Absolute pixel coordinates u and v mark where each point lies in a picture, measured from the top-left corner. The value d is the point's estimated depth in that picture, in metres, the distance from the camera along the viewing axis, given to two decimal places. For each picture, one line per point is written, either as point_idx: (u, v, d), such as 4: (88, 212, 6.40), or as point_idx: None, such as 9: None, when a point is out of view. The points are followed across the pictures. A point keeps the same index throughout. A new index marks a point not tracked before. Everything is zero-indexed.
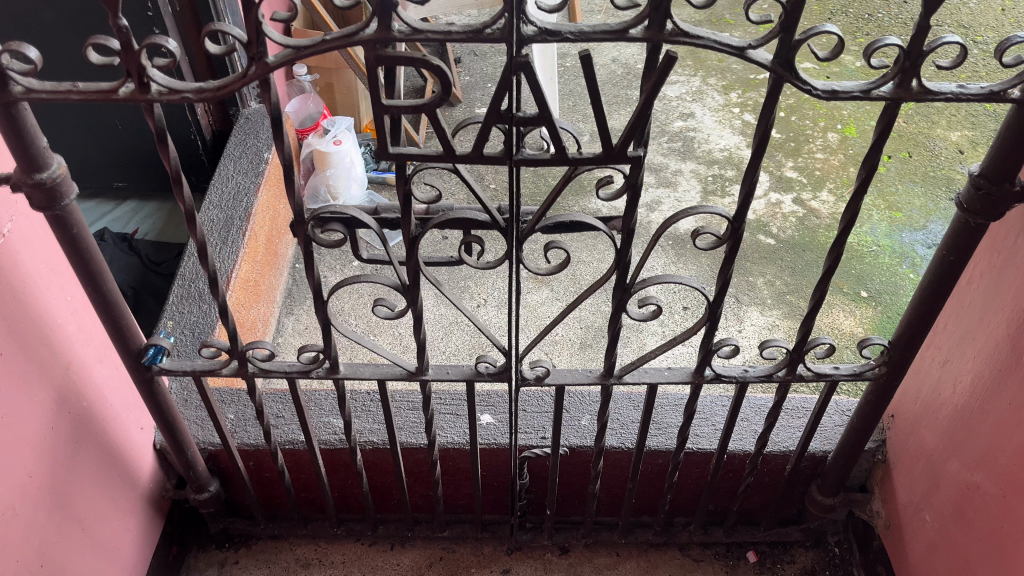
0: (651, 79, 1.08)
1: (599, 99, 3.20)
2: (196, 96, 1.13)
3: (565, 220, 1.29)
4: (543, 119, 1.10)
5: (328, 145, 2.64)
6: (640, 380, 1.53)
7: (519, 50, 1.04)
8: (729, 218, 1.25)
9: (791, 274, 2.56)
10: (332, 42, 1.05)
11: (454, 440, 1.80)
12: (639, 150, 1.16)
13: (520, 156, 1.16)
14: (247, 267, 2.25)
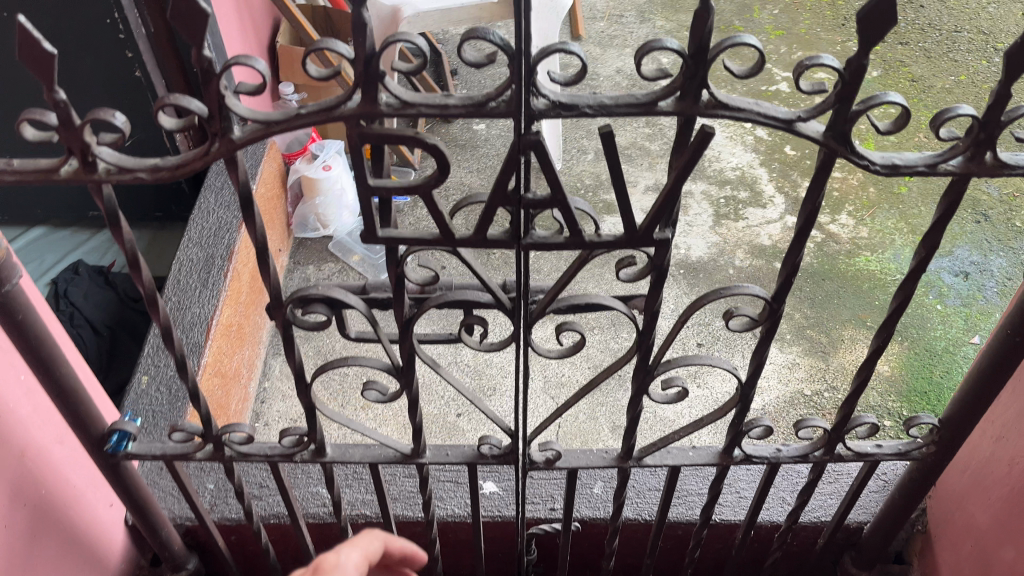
0: (682, 157, 0.92)
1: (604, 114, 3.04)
2: (149, 176, 0.96)
3: (578, 300, 1.13)
4: (556, 200, 0.95)
5: (316, 170, 2.49)
6: (661, 462, 1.38)
7: (528, 126, 0.89)
8: (767, 298, 1.10)
9: (811, 306, 2.41)
10: (308, 118, 0.89)
11: (454, 512, 1.65)
12: (666, 231, 1.01)
13: (529, 239, 1.00)
14: (230, 310, 2.10)
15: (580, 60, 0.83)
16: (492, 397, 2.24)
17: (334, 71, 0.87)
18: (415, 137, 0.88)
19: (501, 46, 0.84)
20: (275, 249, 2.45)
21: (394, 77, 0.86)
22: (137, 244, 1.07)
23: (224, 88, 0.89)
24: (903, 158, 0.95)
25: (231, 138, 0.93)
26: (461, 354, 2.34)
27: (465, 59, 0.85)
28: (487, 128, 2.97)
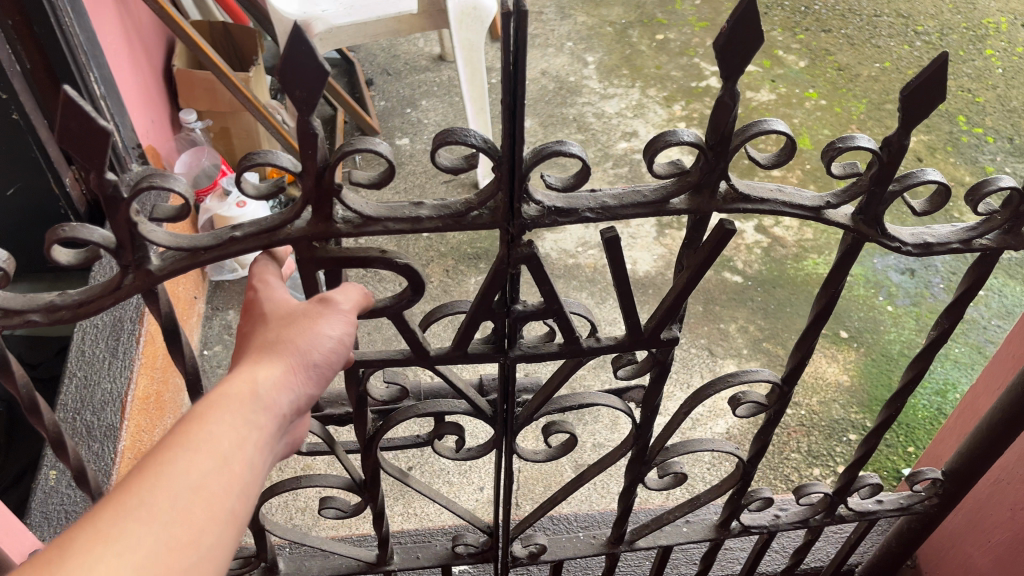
0: (702, 251, 0.85)
1: (533, 121, 2.88)
2: (45, 318, 0.78)
3: (566, 402, 1.00)
4: (551, 310, 0.83)
5: (230, 208, 2.24)
6: (653, 542, 1.37)
7: (517, 237, 0.76)
8: (776, 381, 1.08)
9: (765, 317, 2.33)
10: (248, 242, 0.73)
11: None
12: (674, 331, 0.96)
13: (517, 351, 0.89)
14: (145, 379, 1.87)
15: (583, 161, 0.69)
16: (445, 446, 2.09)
17: (276, 186, 0.71)
18: (381, 257, 0.75)
19: (484, 150, 0.68)
20: (190, 298, 2.23)
21: (353, 189, 0.71)
22: (33, 384, 0.88)
23: (138, 214, 0.71)
24: (933, 233, 0.92)
25: (152, 266, 0.76)
26: None
27: (441, 167, 0.70)
28: (412, 143, 2.79)
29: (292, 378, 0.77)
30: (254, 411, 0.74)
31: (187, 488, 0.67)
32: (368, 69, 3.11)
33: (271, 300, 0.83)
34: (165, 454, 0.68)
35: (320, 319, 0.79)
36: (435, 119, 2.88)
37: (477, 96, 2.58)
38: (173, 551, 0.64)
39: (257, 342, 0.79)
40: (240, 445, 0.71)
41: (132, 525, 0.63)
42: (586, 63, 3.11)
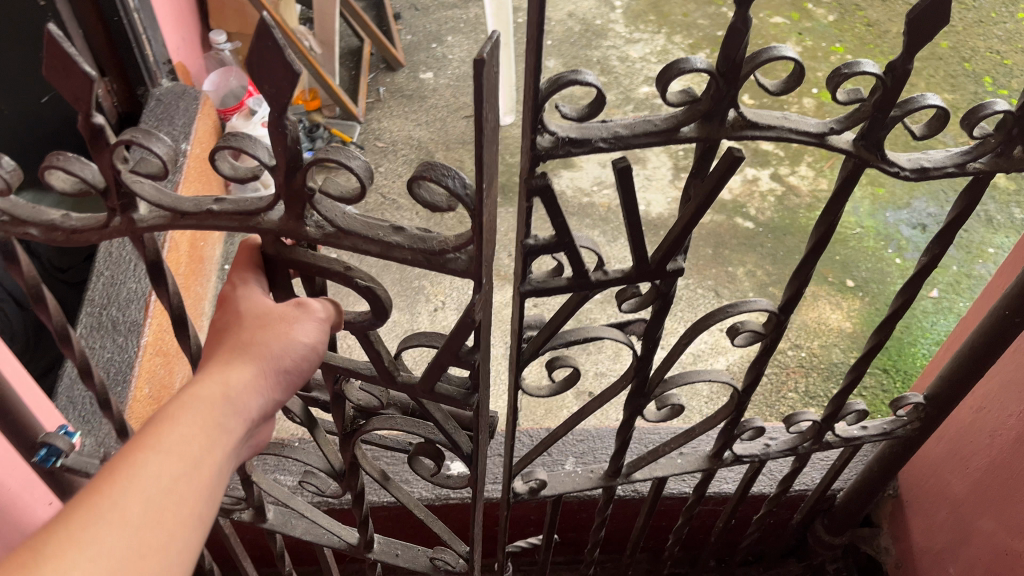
0: (704, 185, 0.80)
1: (556, 61, 2.91)
2: (40, 235, 0.81)
3: (575, 336, 1.00)
4: (562, 243, 0.82)
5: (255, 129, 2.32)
6: (650, 475, 1.30)
7: (533, 169, 0.75)
8: (776, 311, 1.02)
9: (773, 262, 2.37)
10: (222, 214, 0.75)
11: (422, 495, 1.55)
12: (680, 260, 0.89)
13: (527, 286, 0.86)
14: (169, 284, 1.94)
15: (596, 92, 0.69)
16: None
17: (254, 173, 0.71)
18: (342, 273, 0.76)
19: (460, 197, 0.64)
20: None
21: (321, 196, 0.71)
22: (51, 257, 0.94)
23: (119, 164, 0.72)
24: (930, 159, 0.88)
25: (136, 216, 0.78)
26: (417, 322, 2.24)
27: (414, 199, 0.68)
28: (434, 77, 2.82)
29: (262, 382, 0.79)
30: (223, 414, 0.77)
31: (160, 493, 0.70)
32: (396, 3, 3.14)
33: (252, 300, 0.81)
34: (138, 457, 0.71)
35: (295, 326, 0.81)
36: (460, 54, 2.91)
37: (502, 33, 2.61)
38: (143, 557, 0.67)
39: (227, 341, 0.80)
40: (210, 448, 0.75)
41: (106, 529, 0.66)
42: (613, 7, 3.13)
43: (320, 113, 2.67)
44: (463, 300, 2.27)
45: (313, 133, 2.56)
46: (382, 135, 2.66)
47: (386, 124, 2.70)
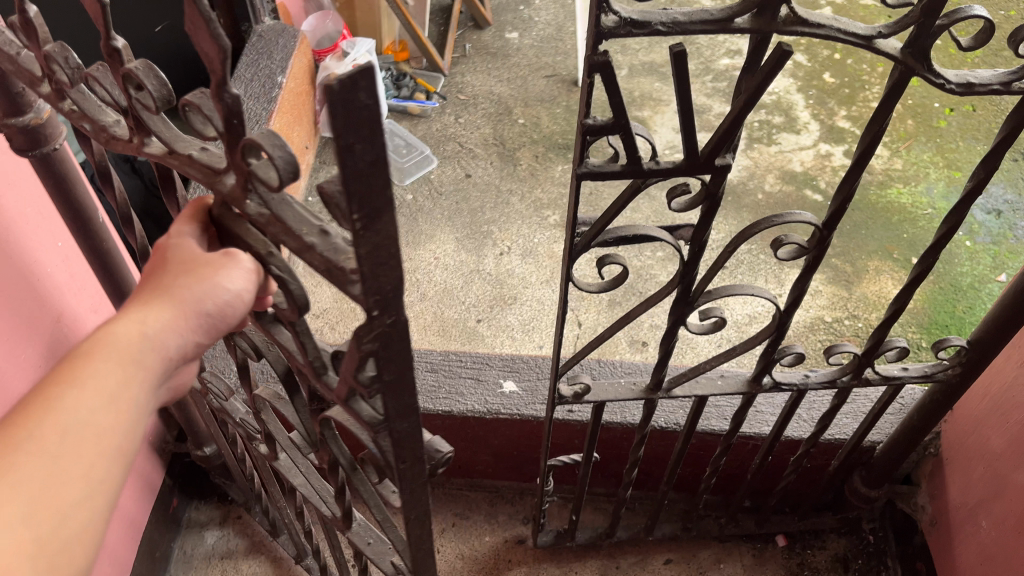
0: (753, 80, 0.87)
1: (640, 30, 2.98)
2: (97, 134, 0.91)
3: (622, 232, 1.06)
4: (619, 126, 0.88)
5: (346, 69, 2.44)
6: (690, 391, 1.36)
7: (596, 47, 0.82)
8: (818, 225, 1.07)
9: (838, 235, 2.39)
10: (191, 166, 0.79)
11: (473, 408, 1.69)
12: (728, 157, 0.96)
13: (584, 169, 0.94)
14: None
15: None
16: (512, 307, 2.22)
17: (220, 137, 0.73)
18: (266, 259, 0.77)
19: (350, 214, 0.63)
20: (303, 146, 2.44)
21: (252, 182, 0.71)
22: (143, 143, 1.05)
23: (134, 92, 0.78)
24: (977, 75, 0.92)
25: (143, 143, 0.86)
26: (483, 263, 2.32)
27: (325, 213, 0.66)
28: (520, 38, 2.93)
29: (180, 322, 0.77)
30: (139, 356, 0.76)
31: (75, 431, 0.72)
32: None
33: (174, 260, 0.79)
34: (55, 392, 0.73)
35: (217, 270, 0.77)
36: (547, 18, 3.00)
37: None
38: (37, 524, 0.68)
39: (153, 283, 0.79)
40: (126, 387, 0.75)
41: (18, 463, 0.69)
42: None
43: (408, 64, 2.80)
44: (529, 246, 2.35)
45: (399, 80, 2.70)
46: (464, 88, 2.76)
47: (470, 78, 2.80)
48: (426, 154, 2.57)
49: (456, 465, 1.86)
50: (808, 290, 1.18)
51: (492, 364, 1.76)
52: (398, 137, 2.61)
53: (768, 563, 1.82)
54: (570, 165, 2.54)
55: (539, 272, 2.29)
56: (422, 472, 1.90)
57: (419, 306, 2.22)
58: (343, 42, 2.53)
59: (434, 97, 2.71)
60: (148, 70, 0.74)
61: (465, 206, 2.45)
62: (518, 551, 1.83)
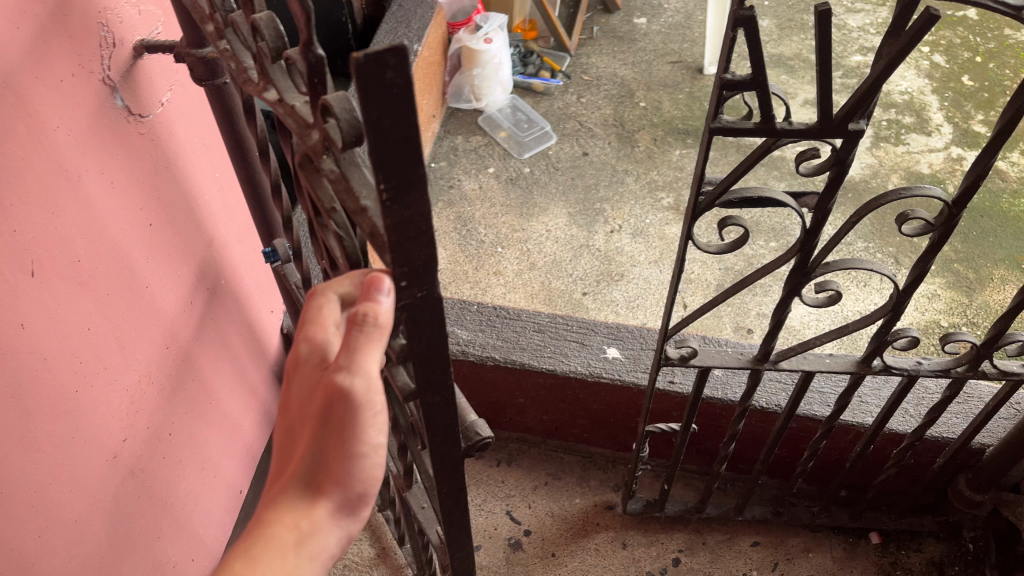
0: (897, 44, 0.88)
1: (771, 22, 2.95)
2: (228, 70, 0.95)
3: (746, 193, 1.07)
4: (757, 82, 0.91)
5: (478, 42, 2.53)
6: (797, 366, 1.37)
7: (744, 0, 0.86)
8: (948, 202, 1.07)
9: (963, 241, 2.32)
10: (290, 115, 0.78)
11: (577, 370, 1.73)
12: (862, 123, 0.97)
13: (717, 123, 0.97)
14: None
15: None
16: (619, 283, 2.25)
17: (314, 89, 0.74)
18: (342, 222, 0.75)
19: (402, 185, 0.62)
20: (430, 114, 2.54)
21: (329, 140, 0.70)
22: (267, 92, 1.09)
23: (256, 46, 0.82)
24: None
25: (263, 90, 0.84)
26: (593, 238, 2.35)
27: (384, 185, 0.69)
28: (649, 24, 2.96)
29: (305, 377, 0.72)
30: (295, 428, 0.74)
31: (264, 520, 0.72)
32: None
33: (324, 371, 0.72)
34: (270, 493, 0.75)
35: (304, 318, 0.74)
36: (675, 5, 3.03)
37: None
38: None
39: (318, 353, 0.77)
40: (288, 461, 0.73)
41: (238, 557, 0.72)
42: None
43: (536, 42, 2.87)
44: (640, 225, 2.37)
45: (526, 58, 2.78)
46: (589, 68, 2.80)
47: (595, 59, 2.84)
48: (546, 130, 2.63)
49: (554, 426, 1.92)
50: (931, 269, 1.17)
51: (598, 331, 1.80)
52: (521, 112, 2.68)
53: (860, 558, 1.80)
54: (688, 151, 2.56)
55: (648, 252, 2.31)
56: (520, 430, 1.97)
57: (529, 275, 2.28)
58: (477, 16, 2.61)
59: (558, 75, 2.77)
60: (271, 19, 0.78)
61: (580, 182, 2.49)
62: (607, 516, 1.88)
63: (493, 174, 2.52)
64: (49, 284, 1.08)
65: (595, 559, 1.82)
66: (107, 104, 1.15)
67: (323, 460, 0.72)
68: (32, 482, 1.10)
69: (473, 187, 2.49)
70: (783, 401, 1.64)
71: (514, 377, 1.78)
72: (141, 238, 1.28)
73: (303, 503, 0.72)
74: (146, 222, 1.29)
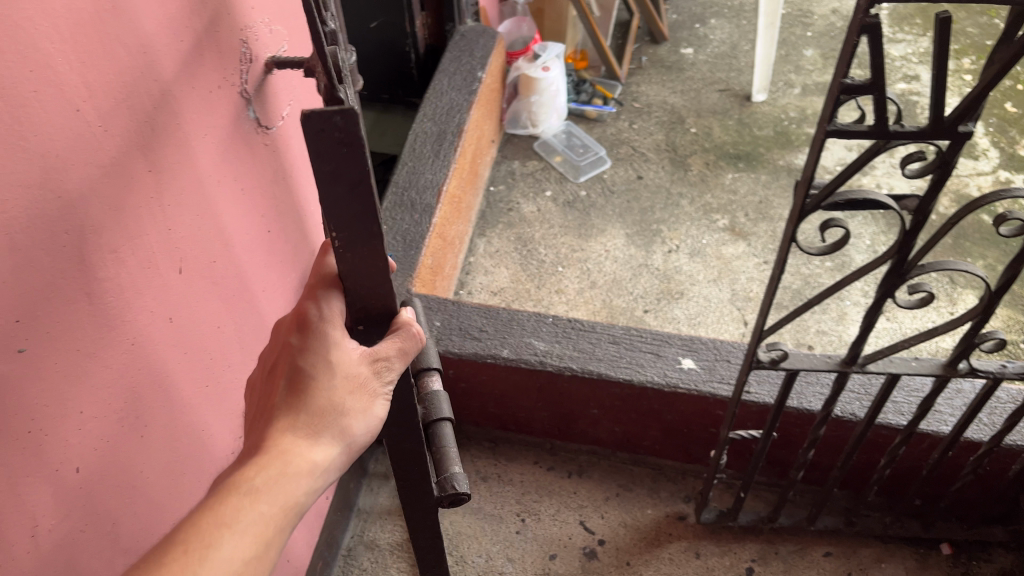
0: (1010, 51, 0.94)
1: (814, 52, 3.06)
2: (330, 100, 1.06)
3: (851, 195, 1.12)
4: (876, 87, 0.97)
5: (536, 71, 2.62)
6: (883, 369, 1.42)
7: (870, 10, 0.92)
8: None
9: None
10: None
11: (653, 379, 1.77)
12: (970, 126, 1.03)
13: (833, 126, 1.03)
14: (455, 182, 2.27)
15: None
16: (680, 301, 2.30)
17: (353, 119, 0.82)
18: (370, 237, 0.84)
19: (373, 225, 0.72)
20: (489, 138, 2.61)
21: None
22: None
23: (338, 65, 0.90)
24: None
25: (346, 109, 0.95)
26: (651, 258, 2.41)
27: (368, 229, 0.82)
28: (695, 54, 3.06)
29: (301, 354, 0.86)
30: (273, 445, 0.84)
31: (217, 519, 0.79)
32: None
33: (334, 325, 0.86)
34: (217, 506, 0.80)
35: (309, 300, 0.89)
36: (721, 36, 3.14)
37: (771, 12, 2.82)
38: None
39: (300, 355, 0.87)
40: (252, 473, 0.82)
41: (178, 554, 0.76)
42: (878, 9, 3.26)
43: (587, 72, 2.98)
44: (697, 246, 2.43)
45: (579, 86, 2.88)
46: (639, 97, 2.91)
47: (645, 88, 2.94)
48: (600, 155, 2.72)
49: (626, 438, 1.96)
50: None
51: (672, 342, 1.84)
52: (575, 137, 2.78)
53: (931, 569, 1.82)
54: (740, 174, 2.64)
55: (707, 271, 2.37)
56: (592, 443, 2.01)
57: (590, 293, 2.33)
58: (535, 45, 2.72)
59: (611, 102, 2.88)
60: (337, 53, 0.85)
61: (636, 204, 2.56)
62: (679, 526, 1.91)
63: (550, 198, 2.59)
64: (192, 283, 1.16)
65: (670, 568, 1.85)
66: (243, 116, 1.23)
67: (331, 406, 0.86)
68: (169, 472, 1.15)
69: (532, 210, 2.56)
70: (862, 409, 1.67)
71: (590, 388, 1.83)
72: (261, 244, 1.35)
73: (309, 448, 0.85)
74: (266, 229, 1.36)
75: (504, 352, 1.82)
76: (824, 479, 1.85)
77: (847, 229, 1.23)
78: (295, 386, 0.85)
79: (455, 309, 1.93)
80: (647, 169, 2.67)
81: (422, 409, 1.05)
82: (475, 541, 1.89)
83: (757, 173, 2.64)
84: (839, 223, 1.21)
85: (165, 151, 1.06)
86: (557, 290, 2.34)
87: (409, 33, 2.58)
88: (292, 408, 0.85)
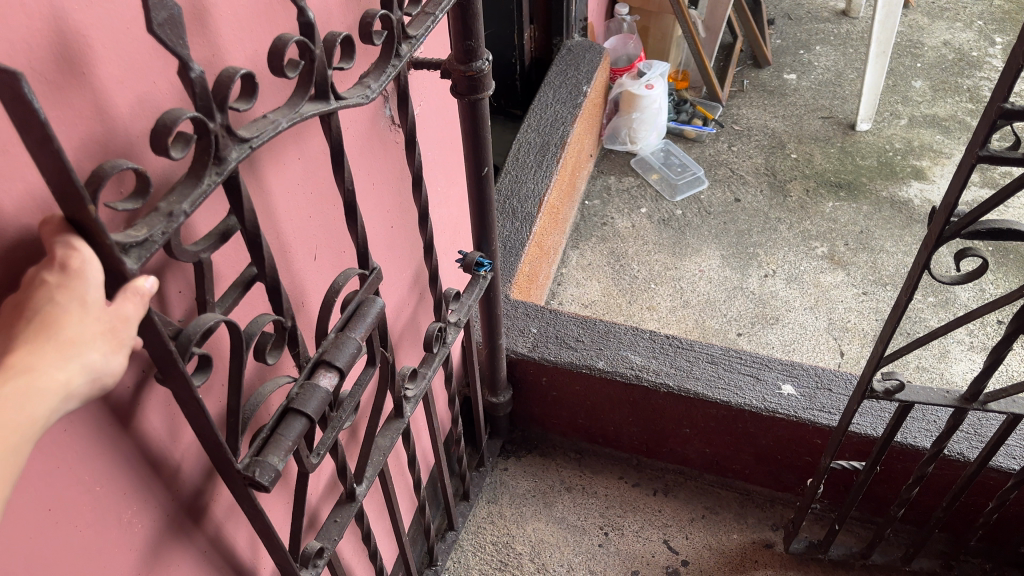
0: None
1: (923, 83, 3.00)
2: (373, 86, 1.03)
3: (995, 224, 1.09)
4: None
5: (639, 88, 2.62)
6: (1005, 408, 1.38)
7: None
8: None
9: None
10: (277, 114, 0.86)
11: (751, 403, 1.75)
12: None
13: (986, 152, 1.01)
14: (554, 194, 2.28)
15: None
16: (773, 326, 2.26)
17: (246, 98, 0.79)
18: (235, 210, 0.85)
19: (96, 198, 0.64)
20: (588, 152, 2.62)
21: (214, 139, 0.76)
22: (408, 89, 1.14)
23: (325, 59, 0.90)
24: None
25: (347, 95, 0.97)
26: (747, 282, 2.38)
27: (111, 205, 0.67)
28: (799, 79, 3.04)
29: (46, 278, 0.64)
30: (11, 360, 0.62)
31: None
32: (773, 11, 3.39)
33: (95, 262, 0.66)
34: None
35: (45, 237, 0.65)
36: (826, 63, 3.11)
37: (882, 40, 2.78)
38: None
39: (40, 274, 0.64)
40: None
41: None
42: (993, 42, 3.18)
43: (687, 92, 2.98)
44: (794, 272, 2.40)
45: (679, 106, 2.88)
46: (740, 119, 2.90)
47: (745, 111, 2.93)
48: (698, 175, 2.71)
49: (715, 460, 1.94)
50: None
51: (772, 366, 1.82)
52: (673, 156, 2.77)
53: None
54: (841, 203, 2.59)
55: (803, 298, 2.33)
56: (679, 463, 1.99)
57: (683, 312, 2.31)
58: (640, 63, 2.72)
59: (710, 123, 2.87)
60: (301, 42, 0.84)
61: (732, 226, 2.54)
62: (765, 554, 1.87)
63: (645, 214, 2.59)
64: (322, 270, 1.20)
65: None
66: (379, 114, 1.27)
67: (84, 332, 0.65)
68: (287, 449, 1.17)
69: (626, 225, 2.56)
70: (973, 450, 1.61)
71: (685, 406, 1.82)
72: (383, 238, 1.38)
73: (60, 370, 0.63)
74: (390, 224, 1.39)
75: (599, 364, 1.82)
76: (924, 519, 1.79)
77: (985, 259, 1.20)
78: (46, 310, 0.63)
79: (553, 316, 1.95)
80: (745, 191, 2.65)
81: (295, 391, 1.00)
82: (556, 550, 1.89)
83: (859, 203, 2.59)
84: (977, 252, 1.19)
85: (313, 141, 1.09)
86: (648, 309, 2.32)
87: (516, 46, 2.63)
88: (40, 331, 0.63)
